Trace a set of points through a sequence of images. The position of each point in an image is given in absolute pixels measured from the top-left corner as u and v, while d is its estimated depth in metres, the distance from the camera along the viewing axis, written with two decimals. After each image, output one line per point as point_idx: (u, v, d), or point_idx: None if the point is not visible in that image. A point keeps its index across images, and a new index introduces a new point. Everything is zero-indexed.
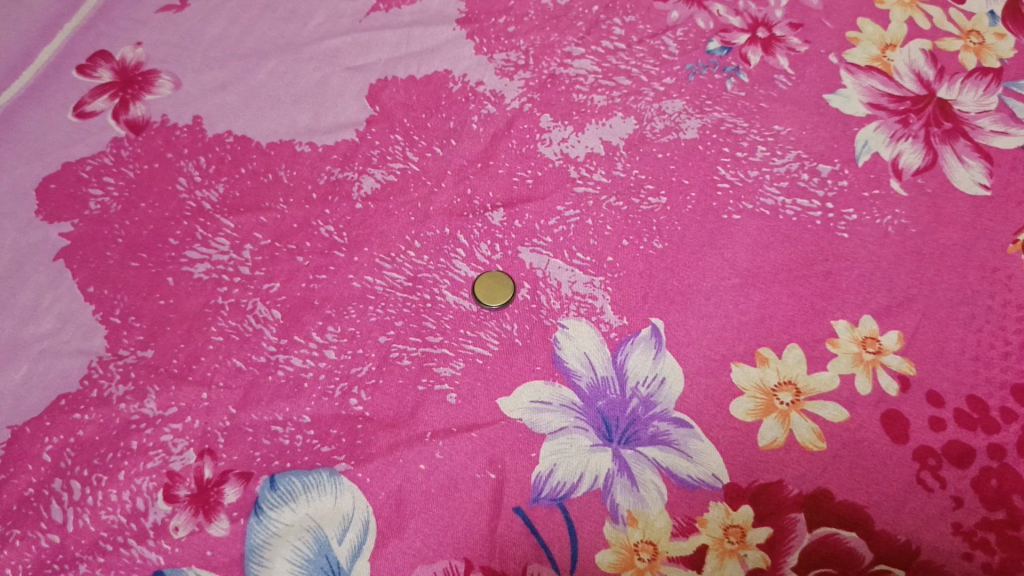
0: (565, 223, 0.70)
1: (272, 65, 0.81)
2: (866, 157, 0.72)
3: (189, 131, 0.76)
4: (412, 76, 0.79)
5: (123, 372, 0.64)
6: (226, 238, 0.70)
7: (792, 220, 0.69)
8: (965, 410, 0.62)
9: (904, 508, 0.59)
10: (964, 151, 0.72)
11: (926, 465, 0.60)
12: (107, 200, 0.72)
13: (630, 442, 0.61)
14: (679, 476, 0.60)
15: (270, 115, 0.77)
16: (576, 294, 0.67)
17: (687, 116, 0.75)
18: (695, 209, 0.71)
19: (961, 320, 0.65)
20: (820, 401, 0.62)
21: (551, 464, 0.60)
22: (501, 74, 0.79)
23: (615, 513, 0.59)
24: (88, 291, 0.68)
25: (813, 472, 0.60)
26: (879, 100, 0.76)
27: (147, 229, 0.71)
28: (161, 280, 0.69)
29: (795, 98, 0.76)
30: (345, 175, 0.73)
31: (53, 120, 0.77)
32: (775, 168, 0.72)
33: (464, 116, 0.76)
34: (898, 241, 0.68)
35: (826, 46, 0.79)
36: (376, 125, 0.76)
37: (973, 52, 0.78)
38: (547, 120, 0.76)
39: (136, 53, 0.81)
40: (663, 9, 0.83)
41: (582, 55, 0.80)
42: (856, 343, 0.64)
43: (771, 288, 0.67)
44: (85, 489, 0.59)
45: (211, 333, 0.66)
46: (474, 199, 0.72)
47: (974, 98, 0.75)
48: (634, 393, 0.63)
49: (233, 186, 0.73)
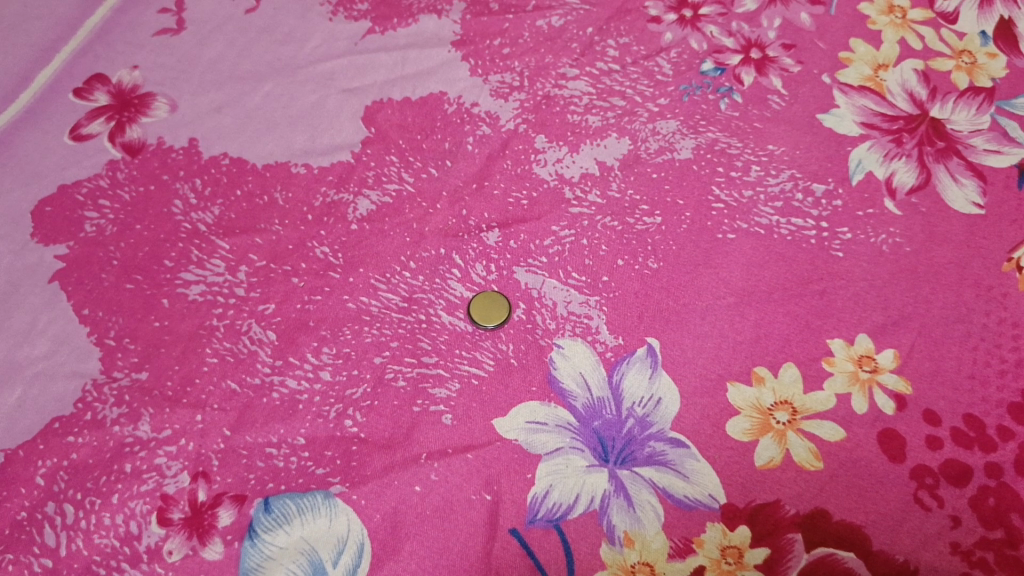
0: (560, 243, 0.71)
1: (268, 87, 0.81)
2: (860, 176, 0.73)
3: (185, 153, 0.77)
4: (407, 98, 0.79)
5: (117, 395, 0.64)
6: (221, 259, 0.70)
7: (787, 240, 0.70)
8: (962, 429, 0.61)
9: (902, 528, 0.58)
10: (957, 169, 0.73)
11: (924, 485, 0.60)
12: (102, 222, 0.73)
13: (626, 462, 0.61)
14: (676, 496, 0.60)
15: (266, 136, 0.78)
16: (571, 315, 0.67)
17: (681, 136, 0.75)
18: (689, 228, 0.71)
19: (957, 339, 0.65)
20: (817, 420, 0.62)
21: (547, 485, 0.60)
22: (496, 96, 0.79)
23: (612, 534, 0.59)
24: (83, 313, 0.68)
25: (810, 492, 0.60)
26: (872, 119, 0.76)
27: (143, 251, 0.71)
28: (156, 302, 0.68)
29: (789, 118, 0.76)
30: (341, 196, 0.74)
31: (50, 143, 0.77)
32: (769, 188, 0.72)
33: (459, 138, 0.77)
34: (893, 259, 0.68)
35: (819, 66, 0.80)
36: (371, 146, 0.76)
37: (965, 71, 0.79)
38: (542, 141, 0.76)
39: (132, 76, 0.82)
40: (657, 31, 0.83)
41: (576, 76, 0.80)
42: (852, 361, 0.64)
43: (766, 307, 0.67)
44: (79, 513, 0.59)
45: (205, 354, 0.66)
46: (469, 220, 0.72)
47: (967, 117, 0.76)
48: (631, 413, 0.63)
49: (229, 208, 0.73)
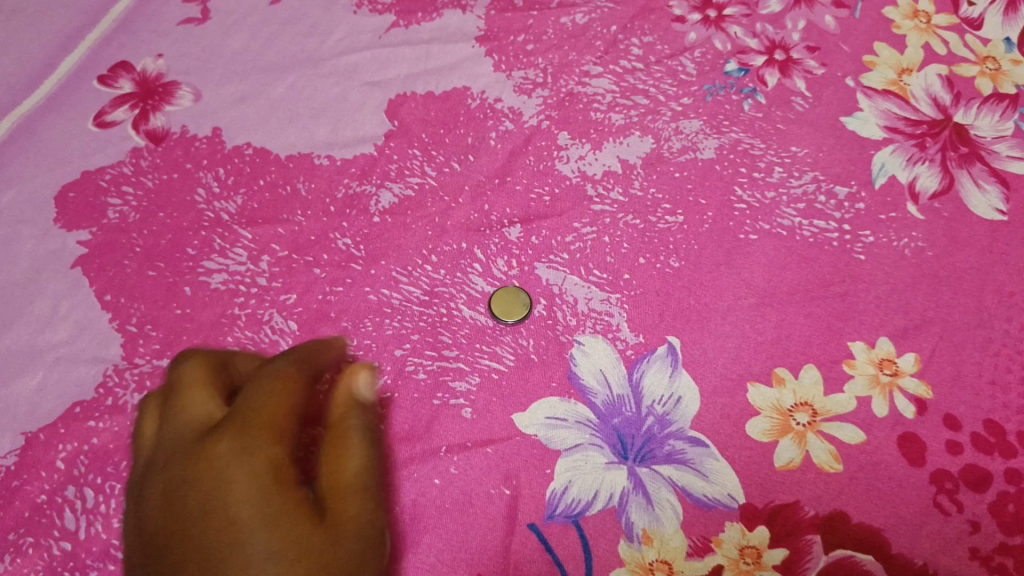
0: (582, 240, 0.71)
1: (293, 78, 0.81)
2: (883, 180, 0.72)
3: (208, 142, 0.77)
4: (430, 92, 0.79)
5: (138, 381, 0.65)
6: (243, 248, 0.70)
7: (810, 241, 0.70)
8: (982, 434, 0.61)
9: (922, 532, 0.58)
10: (980, 175, 0.72)
11: (943, 489, 0.60)
12: (125, 209, 0.73)
13: (646, 460, 0.61)
14: (695, 495, 0.60)
15: (290, 128, 0.78)
16: (592, 311, 0.67)
17: (704, 135, 0.75)
18: (711, 228, 0.71)
19: (978, 344, 0.65)
20: (837, 422, 0.62)
21: (566, 481, 0.60)
22: (519, 92, 0.79)
23: (630, 532, 0.59)
24: (105, 299, 0.69)
25: (829, 494, 0.60)
26: (896, 123, 0.76)
27: (165, 238, 0.71)
28: (178, 289, 0.69)
29: (813, 120, 0.76)
30: (363, 188, 0.74)
31: (74, 129, 0.78)
32: (792, 190, 0.72)
33: (482, 133, 0.77)
34: (915, 263, 0.68)
35: (842, 69, 0.79)
36: (394, 140, 0.77)
37: (989, 77, 0.78)
38: (565, 138, 0.76)
39: (157, 65, 0.82)
40: (681, 30, 0.82)
41: (600, 74, 0.80)
42: (873, 365, 0.64)
43: (787, 308, 0.67)
44: (98, 497, 0.60)
45: (226, 343, 0.66)
46: (491, 215, 0.72)
47: (990, 123, 0.75)
48: (650, 411, 0.63)
49: (252, 197, 0.73)
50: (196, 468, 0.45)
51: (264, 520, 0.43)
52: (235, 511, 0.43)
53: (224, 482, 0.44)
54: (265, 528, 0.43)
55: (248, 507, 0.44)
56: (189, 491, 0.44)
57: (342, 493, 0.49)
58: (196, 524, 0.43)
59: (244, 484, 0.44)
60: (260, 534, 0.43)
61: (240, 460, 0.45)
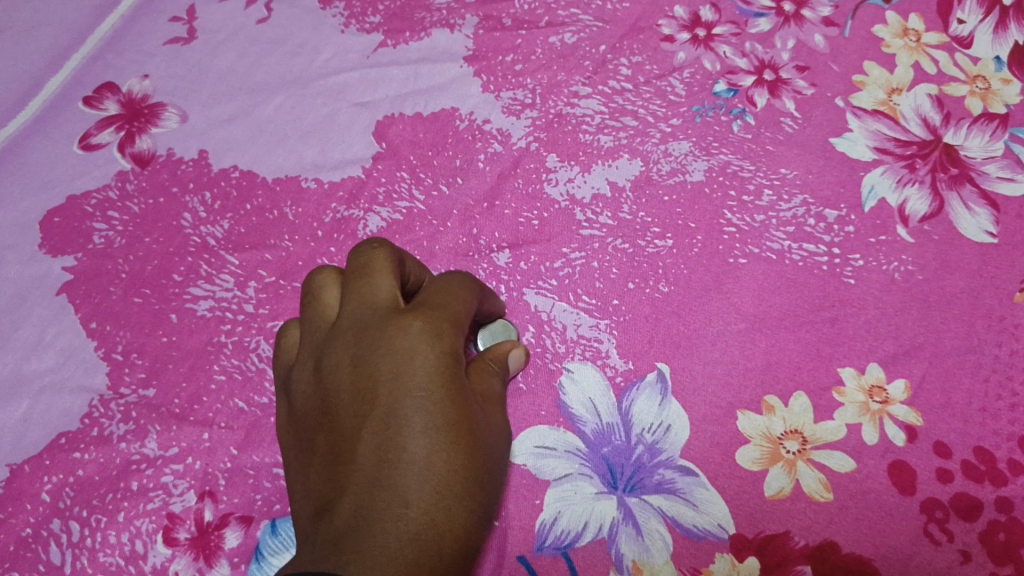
0: (570, 265, 0.70)
1: (280, 99, 0.80)
2: (873, 203, 0.72)
3: (194, 165, 0.76)
4: (418, 113, 0.79)
5: (124, 411, 0.64)
6: (230, 275, 0.70)
7: (799, 265, 0.69)
8: (972, 461, 0.61)
9: (911, 562, 0.58)
10: (970, 198, 0.72)
11: (933, 518, 0.59)
12: (111, 234, 0.72)
13: (635, 489, 0.61)
14: (685, 526, 0.60)
15: (277, 150, 0.77)
16: (581, 338, 0.67)
17: (693, 158, 0.75)
18: (701, 252, 0.70)
19: (968, 370, 0.65)
20: (827, 450, 0.62)
21: (555, 512, 0.61)
22: (508, 113, 0.78)
23: (620, 564, 0.59)
24: (91, 327, 0.68)
25: (819, 523, 0.60)
26: (885, 145, 0.75)
27: (151, 264, 0.71)
28: (164, 316, 0.68)
29: (802, 141, 0.76)
30: (350, 212, 0.73)
31: (58, 152, 0.77)
32: (782, 213, 0.72)
33: (470, 155, 0.76)
34: (905, 288, 0.68)
35: (832, 89, 0.79)
36: (382, 162, 0.76)
37: (979, 97, 0.78)
38: (553, 160, 0.76)
39: (143, 86, 0.81)
40: (670, 50, 0.81)
41: (588, 95, 0.79)
42: (862, 392, 0.64)
43: (777, 334, 0.67)
44: (84, 530, 0.60)
45: (213, 372, 0.65)
46: (479, 239, 0.72)
47: (980, 144, 0.75)
48: (640, 439, 0.63)
49: (238, 222, 0.73)
50: (461, 385, 0.50)
51: (476, 443, 0.48)
52: (481, 438, 0.50)
53: (477, 419, 0.50)
54: (485, 443, 0.50)
55: (475, 419, 0.49)
56: (387, 391, 0.48)
57: (499, 427, 0.54)
58: (466, 430, 0.48)
59: (483, 425, 0.51)
60: (484, 449, 0.49)
61: (478, 403, 0.53)
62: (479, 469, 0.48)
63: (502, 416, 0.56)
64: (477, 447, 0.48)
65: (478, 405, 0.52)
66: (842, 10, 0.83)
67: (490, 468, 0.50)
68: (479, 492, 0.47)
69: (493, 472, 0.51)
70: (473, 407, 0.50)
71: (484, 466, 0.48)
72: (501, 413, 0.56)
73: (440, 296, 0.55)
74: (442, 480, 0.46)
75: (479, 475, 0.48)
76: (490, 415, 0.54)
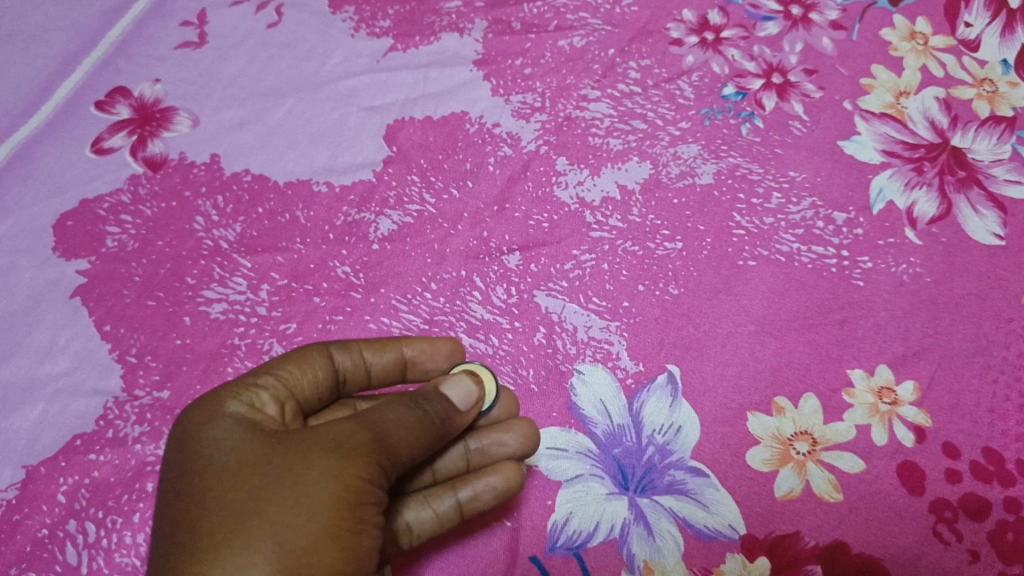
0: (581, 268, 0.71)
1: (291, 103, 0.80)
2: (881, 205, 0.73)
3: (207, 169, 0.76)
4: (429, 117, 0.79)
5: (139, 413, 0.65)
6: (243, 277, 0.70)
7: (808, 267, 0.70)
8: (980, 462, 0.62)
9: (921, 562, 0.59)
10: (977, 200, 0.73)
11: (943, 518, 0.60)
12: (124, 237, 0.73)
13: (646, 490, 0.62)
14: (696, 526, 0.61)
15: (288, 153, 0.77)
16: (591, 340, 0.68)
17: (702, 160, 0.75)
18: (710, 255, 0.71)
19: (976, 372, 0.65)
20: (837, 451, 0.63)
21: (567, 513, 0.61)
22: (517, 117, 0.79)
23: (631, 564, 0.60)
24: (105, 330, 0.69)
25: (830, 524, 0.60)
26: (893, 147, 0.76)
27: (165, 267, 0.71)
28: (178, 319, 0.69)
29: (811, 144, 0.76)
30: (362, 215, 0.74)
31: (71, 156, 0.77)
32: (790, 216, 0.72)
33: (480, 159, 0.77)
34: (913, 290, 0.69)
35: (840, 92, 0.79)
36: (393, 166, 0.76)
37: (987, 100, 0.78)
38: (563, 163, 0.76)
39: (154, 90, 0.81)
40: (679, 53, 0.82)
41: (597, 98, 0.79)
42: (872, 393, 0.65)
43: (786, 336, 0.67)
44: (100, 531, 0.60)
45: (227, 374, 0.66)
46: (490, 242, 0.72)
47: (988, 147, 0.75)
48: (651, 441, 0.64)
49: (250, 225, 0.73)
50: (290, 446, 0.51)
51: (234, 492, 0.49)
52: (270, 477, 0.50)
53: (315, 463, 0.50)
54: (320, 483, 0.49)
55: (254, 469, 0.50)
56: (220, 439, 0.53)
57: (378, 442, 0.52)
58: (217, 478, 0.50)
59: (323, 461, 0.50)
60: (308, 492, 0.49)
61: (335, 439, 0.51)
62: (251, 511, 0.48)
63: (404, 437, 0.53)
64: (258, 489, 0.49)
65: (329, 444, 0.51)
66: (849, 13, 0.83)
67: (339, 502, 0.49)
68: (295, 534, 0.48)
69: (351, 506, 0.50)
70: (207, 458, 0.52)
71: (315, 514, 0.49)
72: (396, 432, 0.53)
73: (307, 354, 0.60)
74: (206, 528, 0.48)
75: (256, 517, 0.48)
76: (354, 435, 0.51)
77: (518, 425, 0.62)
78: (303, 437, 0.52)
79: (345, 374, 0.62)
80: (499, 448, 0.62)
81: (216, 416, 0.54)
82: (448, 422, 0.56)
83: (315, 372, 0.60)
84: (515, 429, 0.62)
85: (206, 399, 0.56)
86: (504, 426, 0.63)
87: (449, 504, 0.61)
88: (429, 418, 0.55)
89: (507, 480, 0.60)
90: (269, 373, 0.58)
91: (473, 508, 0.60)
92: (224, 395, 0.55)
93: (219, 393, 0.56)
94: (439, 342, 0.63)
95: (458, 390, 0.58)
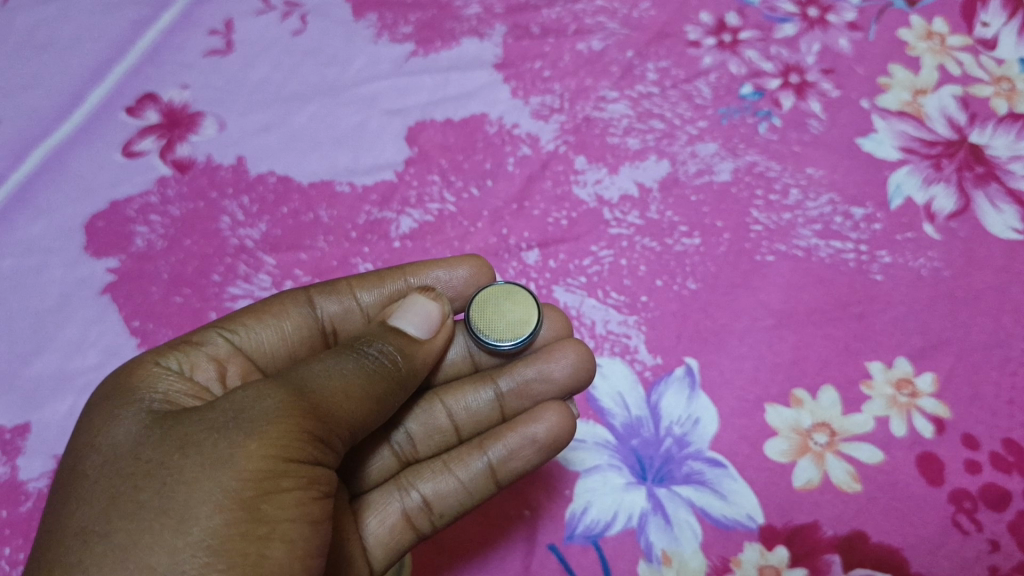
0: (599, 263, 0.72)
1: (315, 107, 0.81)
2: (899, 201, 0.73)
3: (233, 171, 0.78)
4: (449, 119, 0.80)
5: None
6: (267, 274, 0.73)
7: (826, 262, 0.70)
8: (1000, 453, 0.62)
9: (939, 552, 0.59)
10: (996, 195, 0.73)
11: (962, 508, 0.60)
12: (152, 237, 0.75)
13: (664, 480, 0.63)
14: (713, 516, 0.61)
15: (312, 155, 0.79)
16: (609, 334, 0.69)
17: (720, 159, 0.76)
18: (727, 251, 0.71)
19: (995, 364, 0.65)
20: (856, 442, 0.63)
21: (585, 502, 0.62)
22: (536, 117, 0.80)
23: (650, 552, 0.60)
24: (133, 325, 0.71)
25: (848, 514, 0.60)
26: (911, 144, 0.76)
27: (191, 265, 0.73)
28: (204, 315, 0.71)
29: (828, 142, 0.76)
30: (383, 214, 0.75)
31: (101, 160, 0.79)
32: (808, 211, 0.73)
33: (500, 159, 0.78)
34: (931, 284, 0.69)
35: (858, 90, 0.79)
36: (414, 166, 0.78)
37: (1004, 97, 0.78)
38: (581, 162, 0.77)
39: (182, 96, 0.82)
40: (696, 55, 0.82)
41: (616, 99, 0.80)
42: (890, 385, 0.65)
43: (804, 330, 0.67)
44: None
45: None
46: (509, 239, 0.74)
47: (1006, 143, 0.75)
48: (669, 432, 0.64)
49: (275, 224, 0.75)
50: (185, 428, 0.47)
51: (108, 497, 0.44)
52: (151, 475, 0.45)
53: (207, 452, 0.45)
54: (207, 479, 0.44)
55: (137, 467, 0.45)
56: (125, 407, 0.50)
57: (294, 411, 0.47)
58: (99, 476, 0.46)
59: (214, 447, 0.45)
60: (193, 490, 0.44)
61: (240, 410, 0.47)
62: (108, 528, 0.43)
63: (332, 386, 0.50)
64: (126, 497, 0.44)
65: (226, 420, 0.47)
66: (867, 14, 0.84)
67: (231, 499, 0.44)
68: (158, 558, 0.42)
69: (250, 502, 0.45)
70: (92, 451, 0.48)
71: (192, 522, 0.43)
72: (323, 390, 0.49)
73: (265, 313, 0.62)
74: (63, 550, 0.43)
75: (150, 505, 0.43)
76: (262, 402, 0.47)
77: (563, 353, 0.63)
78: (204, 414, 0.47)
79: (333, 322, 0.64)
80: (544, 384, 0.64)
81: (135, 387, 0.52)
82: (402, 359, 0.55)
83: (284, 322, 0.62)
84: (560, 357, 0.63)
85: (126, 367, 0.54)
86: (546, 355, 0.64)
87: (479, 469, 0.61)
88: (374, 363, 0.53)
89: (551, 429, 0.60)
90: (218, 334, 0.59)
91: (509, 470, 0.61)
92: (146, 363, 0.54)
93: (140, 362, 0.54)
94: (459, 266, 0.65)
95: (411, 315, 0.58)
